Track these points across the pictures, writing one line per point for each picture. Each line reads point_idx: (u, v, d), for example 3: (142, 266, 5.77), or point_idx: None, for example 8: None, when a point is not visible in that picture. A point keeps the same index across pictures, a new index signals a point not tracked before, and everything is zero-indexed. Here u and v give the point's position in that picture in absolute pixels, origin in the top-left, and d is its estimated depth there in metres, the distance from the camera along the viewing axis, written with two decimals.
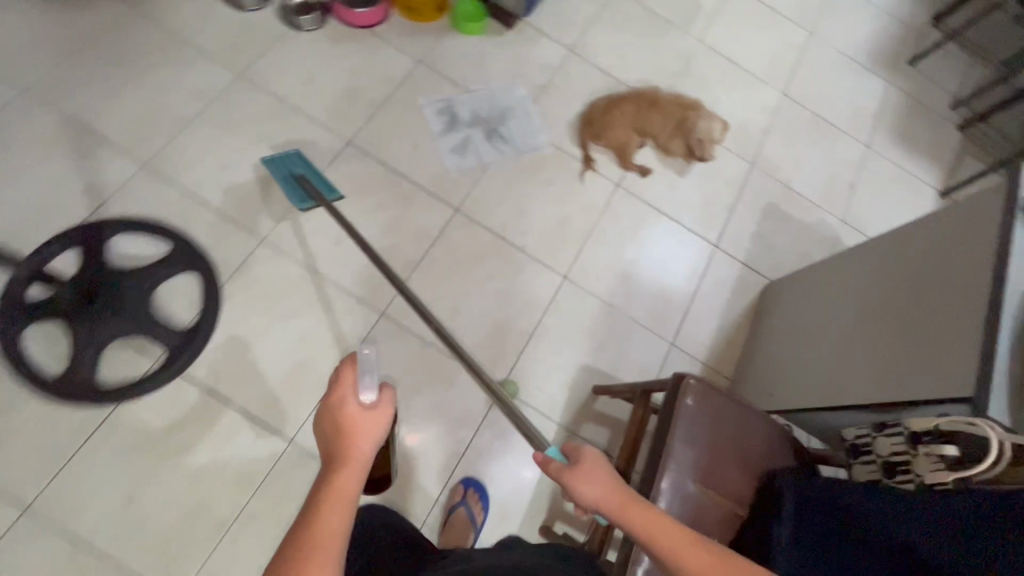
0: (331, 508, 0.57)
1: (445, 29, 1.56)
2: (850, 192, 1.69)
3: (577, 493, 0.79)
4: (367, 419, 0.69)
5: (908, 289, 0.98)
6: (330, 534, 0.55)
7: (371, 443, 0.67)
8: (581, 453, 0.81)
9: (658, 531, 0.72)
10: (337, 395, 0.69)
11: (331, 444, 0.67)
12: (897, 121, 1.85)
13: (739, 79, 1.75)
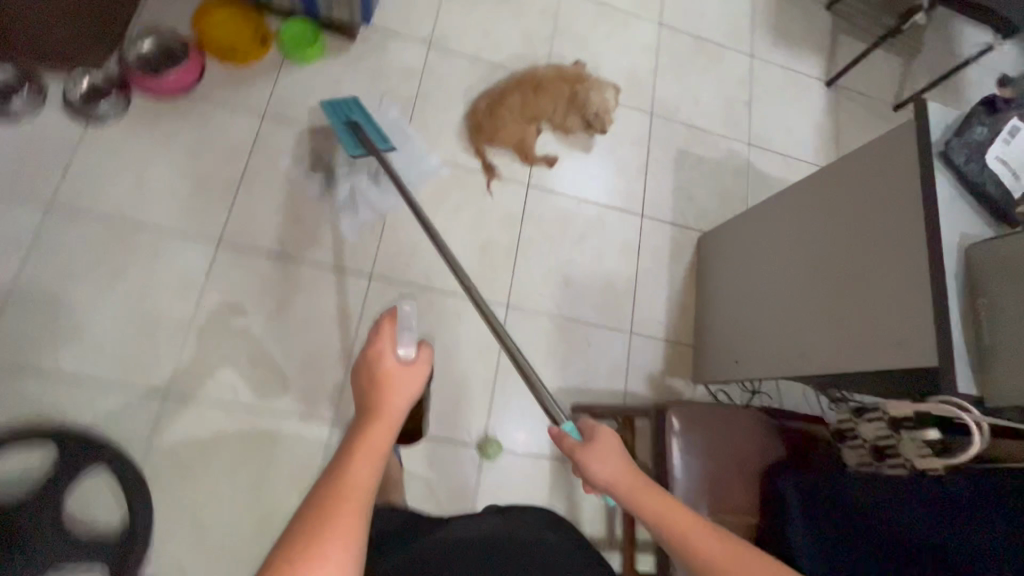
0: (362, 462, 0.52)
1: (277, 64, 1.31)
2: (748, 111, 1.68)
3: (589, 471, 0.78)
4: (403, 374, 0.62)
5: (845, 245, 0.98)
6: (358, 492, 0.50)
7: (409, 399, 0.61)
8: (599, 429, 0.79)
9: (670, 512, 0.70)
10: (377, 346, 0.63)
11: (368, 395, 0.61)
12: (771, 18, 1.81)
13: (612, 21, 1.63)
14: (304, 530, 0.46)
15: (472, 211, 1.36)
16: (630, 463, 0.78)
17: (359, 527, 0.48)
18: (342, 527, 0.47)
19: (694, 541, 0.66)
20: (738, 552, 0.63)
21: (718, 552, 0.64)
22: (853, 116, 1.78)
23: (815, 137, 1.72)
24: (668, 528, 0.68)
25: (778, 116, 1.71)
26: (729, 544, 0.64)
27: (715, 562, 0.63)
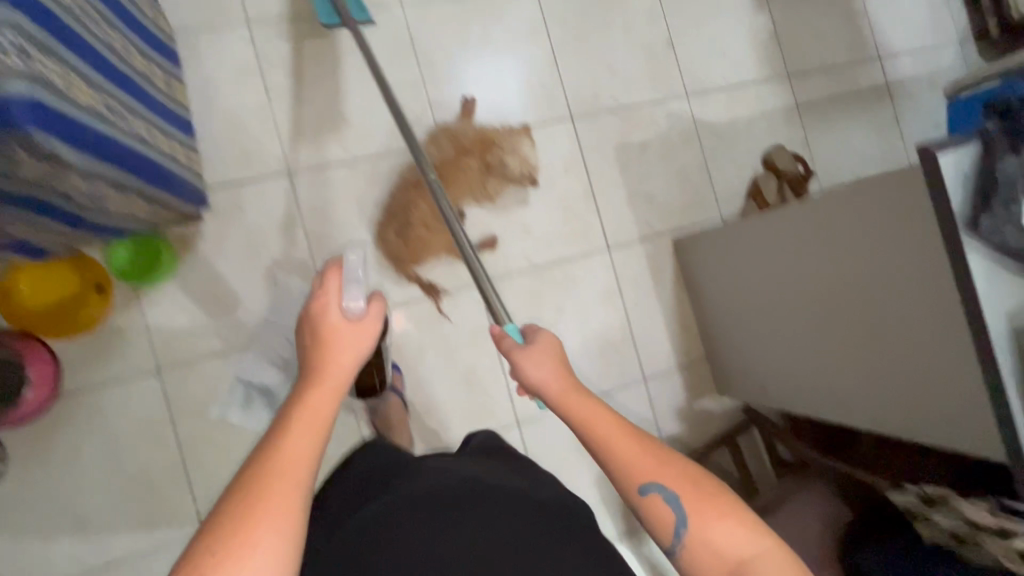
0: (303, 431, 0.53)
1: (133, 304, 1.05)
2: (672, 50, 1.39)
3: (523, 372, 0.74)
4: (347, 329, 0.63)
5: (854, 294, 0.88)
6: (298, 461, 0.51)
7: (359, 354, 0.63)
8: (540, 334, 0.75)
9: (596, 413, 0.67)
10: (322, 299, 0.64)
11: (314, 351, 0.62)
12: None
13: (478, 17, 1.27)
14: (237, 508, 0.47)
15: (436, 341, 1.19)
16: (564, 365, 0.75)
17: (296, 506, 0.49)
18: (279, 510, 0.48)
19: (621, 449, 0.64)
20: (664, 462, 0.63)
21: (639, 459, 0.63)
22: None
23: (754, 45, 1.45)
24: (584, 424, 0.67)
25: (706, 37, 1.42)
26: (657, 455, 0.63)
27: (639, 470, 0.63)
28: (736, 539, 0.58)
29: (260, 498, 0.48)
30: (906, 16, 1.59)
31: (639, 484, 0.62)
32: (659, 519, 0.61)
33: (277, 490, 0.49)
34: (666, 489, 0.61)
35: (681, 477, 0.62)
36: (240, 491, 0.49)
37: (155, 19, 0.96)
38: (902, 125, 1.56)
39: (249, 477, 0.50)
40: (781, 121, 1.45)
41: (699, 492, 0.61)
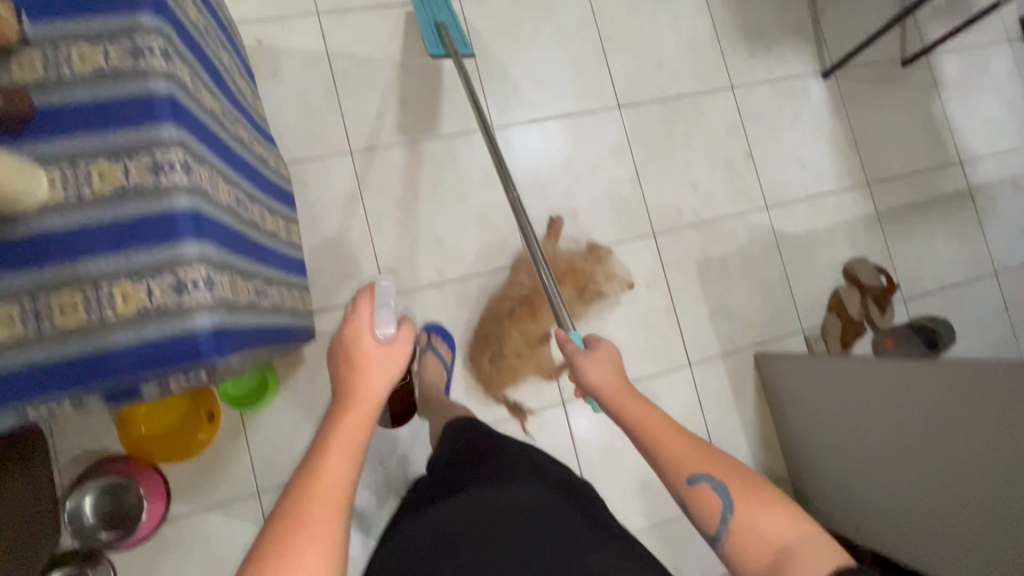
0: (339, 445, 0.55)
1: (237, 428, 1.09)
2: (752, 163, 1.39)
3: (582, 371, 0.79)
4: (381, 352, 0.64)
5: (972, 462, 0.84)
6: (334, 487, 0.52)
7: (393, 371, 0.64)
8: (599, 341, 0.80)
9: (642, 411, 0.70)
10: (353, 322, 0.66)
11: (349, 369, 0.64)
12: (738, 18, 1.43)
13: (564, 136, 1.31)
14: (280, 529, 0.49)
15: None
16: (617, 368, 0.78)
17: (337, 528, 0.50)
18: (320, 531, 0.49)
19: (665, 444, 0.66)
20: (708, 456, 0.64)
21: (682, 452, 0.65)
22: (863, 103, 1.49)
23: (833, 155, 1.46)
24: (628, 421, 0.71)
25: (785, 148, 1.43)
26: (699, 449, 0.64)
27: (686, 461, 0.64)
28: (786, 527, 0.57)
29: (298, 514, 0.50)
30: (987, 120, 1.57)
31: (687, 473, 0.63)
32: (707, 507, 0.61)
33: (318, 505, 0.50)
34: (712, 478, 0.62)
35: (718, 466, 0.63)
36: (284, 506, 0.51)
37: (280, 170, 1.02)
38: (984, 232, 1.52)
39: (292, 491, 0.52)
40: (862, 231, 1.44)
41: (744, 479, 0.62)
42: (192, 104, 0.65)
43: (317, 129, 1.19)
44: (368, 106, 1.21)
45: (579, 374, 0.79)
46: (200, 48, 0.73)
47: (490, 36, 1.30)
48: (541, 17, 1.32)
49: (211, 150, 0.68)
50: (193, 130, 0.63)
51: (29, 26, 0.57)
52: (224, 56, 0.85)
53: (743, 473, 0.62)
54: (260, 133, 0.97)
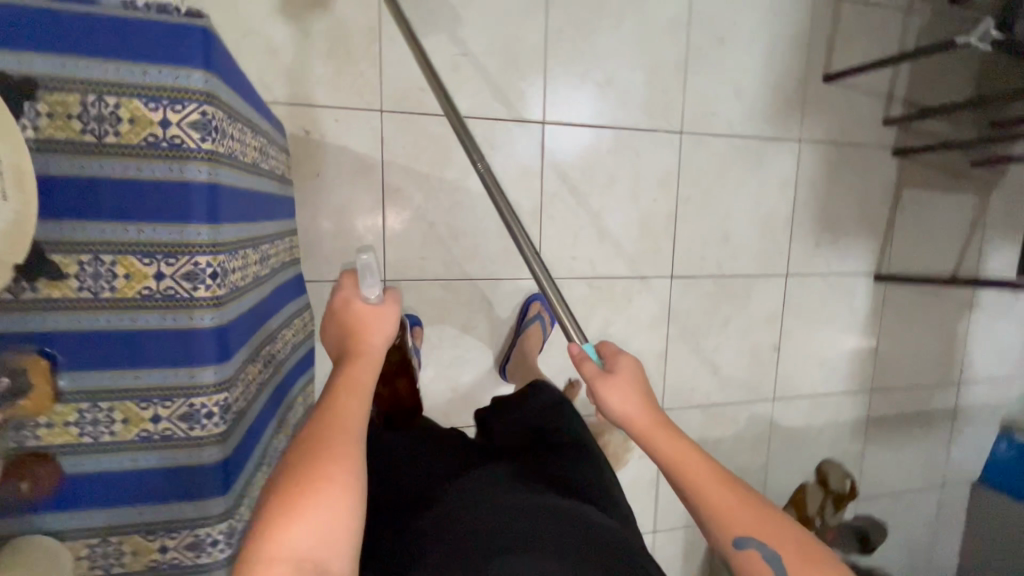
0: (346, 395, 0.58)
1: None
2: (777, 354, 1.39)
3: (602, 400, 0.70)
4: (372, 316, 0.67)
5: None
6: (350, 427, 0.56)
7: (385, 337, 0.67)
8: (625, 361, 0.72)
9: (679, 450, 0.64)
10: (342, 294, 0.69)
11: (340, 334, 0.67)
12: (819, 202, 1.35)
13: (611, 296, 1.23)
14: (306, 453, 0.52)
15: None
16: (643, 395, 0.70)
17: (355, 455, 0.53)
18: (343, 454, 0.52)
19: (717, 501, 0.61)
20: (754, 518, 0.60)
21: (729, 508, 0.61)
22: (899, 310, 1.49)
23: (852, 357, 1.47)
24: (667, 461, 0.64)
25: (812, 344, 1.42)
26: (749, 508, 0.61)
27: (734, 519, 0.60)
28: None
29: (316, 450, 0.52)
30: (998, 348, 1.61)
31: (732, 535, 0.60)
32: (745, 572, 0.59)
33: (336, 444, 0.53)
34: (763, 542, 0.59)
35: (757, 521, 0.60)
36: (300, 443, 0.53)
37: (306, 327, 0.93)
38: (948, 449, 1.63)
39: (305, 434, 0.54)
40: (847, 433, 1.50)
41: (801, 552, 0.58)
42: (243, 429, 0.58)
43: (353, 248, 1.07)
44: (414, 229, 1.09)
45: (601, 403, 0.70)
46: (256, 308, 0.63)
47: (565, 171, 1.16)
48: (624, 161, 1.19)
49: (254, 454, 0.62)
50: (240, 468, 0.57)
51: (60, 379, 0.48)
52: (271, 257, 0.73)
53: (782, 526, 0.60)
54: (293, 297, 0.87)
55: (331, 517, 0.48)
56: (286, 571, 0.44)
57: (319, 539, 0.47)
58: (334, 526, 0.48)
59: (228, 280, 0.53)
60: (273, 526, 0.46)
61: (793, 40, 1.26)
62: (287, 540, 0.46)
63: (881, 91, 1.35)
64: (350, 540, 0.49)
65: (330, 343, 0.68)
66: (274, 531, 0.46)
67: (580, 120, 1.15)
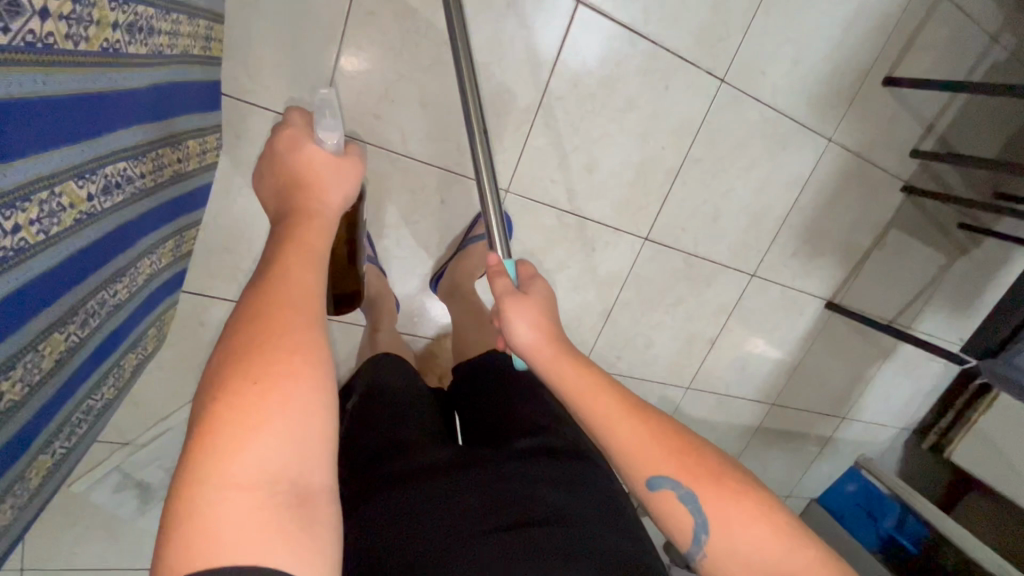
0: (299, 261, 0.49)
1: None
2: (709, 347, 1.34)
3: (509, 324, 0.64)
4: (327, 169, 0.61)
5: None
6: (300, 296, 0.46)
7: (342, 197, 0.62)
8: (537, 288, 0.66)
9: (584, 379, 0.59)
10: (290, 133, 0.64)
11: (295, 203, 0.58)
12: (816, 210, 1.25)
13: (576, 238, 1.08)
14: (252, 331, 0.42)
15: None
16: (553, 324, 0.64)
17: (315, 333, 0.44)
18: (300, 334, 0.43)
19: (630, 440, 0.54)
20: (671, 452, 0.53)
21: (641, 446, 0.54)
22: (831, 340, 1.49)
23: (771, 370, 1.47)
24: (575, 394, 0.58)
25: (743, 348, 1.39)
26: (663, 444, 0.54)
27: (645, 459, 0.53)
28: (762, 549, 0.49)
29: (269, 341, 0.41)
30: (888, 397, 1.71)
31: (646, 477, 0.53)
32: (670, 518, 0.53)
33: (293, 326, 0.43)
34: (681, 484, 0.52)
35: (676, 458, 0.53)
36: (240, 318, 0.43)
37: (202, 159, 0.67)
38: (808, 469, 1.75)
39: (245, 320, 0.43)
40: (736, 435, 1.54)
41: (721, 487, 0.52)
42: (19, 274, 0.36)
43: (288, 72, 0.80)
44: (376, 76, 0.84)
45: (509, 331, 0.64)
46: (95, 97, 0.39)
47: (581, 75, 0.94)
48: (650, 91, 0.99)
49: (45, 310, 0.41)
50: (3, 330, 0.36)
51: None
52: (157, 34, 0.47)
53: (708, 457, 0.54)
54: (190, 108, 0.61)
55: (302, 428, 0.39)
56: (251, 496, 0.35)
57: (290, 453, 0.38)
58: (303, 432, 0.40)
59: (19, 22, 0.29)
60: (227, 443, 0.36)
61: (877, 22, 1.08)
62: (248, 454, 0.36)
63: (924, 118, 1.22)
64: (326, 445, 0.41)
65: (272, 187, 0.63)
66: (227, 449, 0.36)
67: (622, 19, 0.92)
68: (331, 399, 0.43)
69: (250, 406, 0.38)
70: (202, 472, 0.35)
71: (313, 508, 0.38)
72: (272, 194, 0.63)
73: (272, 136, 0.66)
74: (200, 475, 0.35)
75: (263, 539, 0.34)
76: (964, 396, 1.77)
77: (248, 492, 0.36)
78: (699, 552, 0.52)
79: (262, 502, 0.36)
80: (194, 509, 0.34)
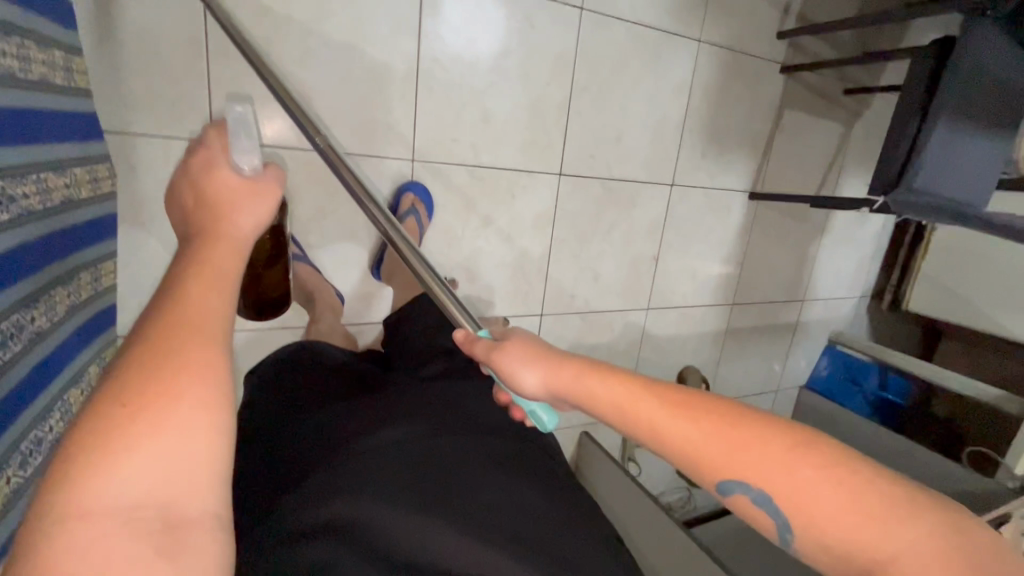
0: (202, 288, 0.43)
1: None
2: (655, 264, 1.40)
3: (508, 377, 0.59)
4: (241, 191, 0.53)
5: None
6: (205, 319, 0.41)
7: (255, 222, 0.52)
8: (515, 336, 0.61)
9: (625, 396, 0.53)
10: (205, 154, 0.57)
11: (199, 225, 0.51)
12: (710, 109, 1.32)
13: (493, 191, 1.12)
14: (145, 350, 0.38)
15: None
16: (549, 351, 0.60)
17: (217, 357, 0.39)
18: (197, 358, 0.38)
19: (699, 451, 0.48)
20: (734, 448, 0.47)
21: (699, 447, 0.48)
22: (766, 229, 1.57)
23: (720, 272, 1.54)
24: (621, 409, 0.53)
25: (687, 256, 1.45)
26: (727, 442, 0.47)
27: (709, 463, 0.47)
28: (871, 532, 0.41)
29: (157, 361, 0.37)
30: (836, 271, 1.80)
31: (714, 482, 0.48)
32: (754, 520, 0.47)
33: (185, 348, 0.38)
34: (750, 485, 0.46)
35: (743, 454, 0.46)
36: (135, 337, 0.39)
37: (97, 188, 0.69)
38: (787, 359, 1.83)
39: (137, 345, 0.38)
40: (708, 343, 1.60)
41: (799, 482, 0.44)
42: None
43: (163, 96, 0.82)
44: (251, 79, 0.86)
45: (511, 380, 0.59)
46: None
47: (448, 34, 0.98)
48: (518, 33, 1.04)
49: None
50: None
51: None
52: (4, 55, 0.49)
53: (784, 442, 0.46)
54: (70, 136, 0.63)
55: (181, 456, 0.35)
56: (108, 527, 0.31)
57: (158, 476, 0.34)
58: (186, 461, 0.35)
59: None
60: (87, 463, 0.32)
61: None
62: (114, 477, 0.32)
63: (779, 0, 1.31)
64: (214, 477, 0.36)
65: (178, 211, 0.55)
66: (86, 470, 0.32)
67: None
68: (228, 419, 0.38)
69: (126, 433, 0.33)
70: (58, 497, 0.31)
71: (187, 541, 0.34)
72: (177, 204, 0.56)
73: (185, 159, 0.59)
74: (58, 500, 0.31)
75: (118, 569, 0.31)
76: (903, 249, 1.87)
77: (105, 517, 0.31)
78: (794, 546, 0.45)
79: (116, 532, 0.31)
80: (39, 539, 0.30)
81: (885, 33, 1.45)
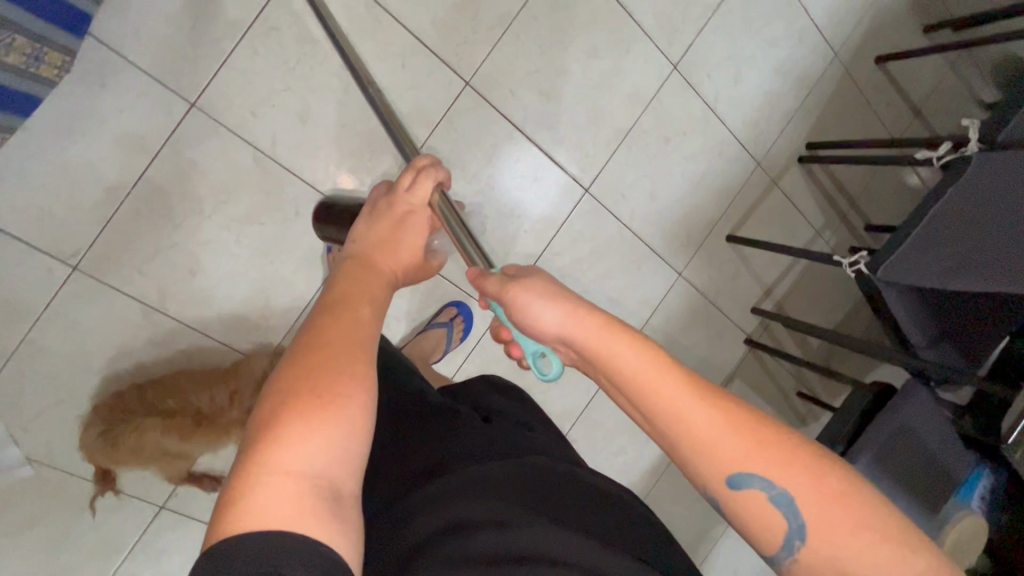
0: (366, 311, 0.54)
1: None
2: None
3: (532, 317, 0.53)
4: (406, 245, 0.65)
5: None
6: (359, 334, 0.51)
7: (411, 259, 0.66)
8: (540, 275, 0.55)
9: (651, 365, 0.51)
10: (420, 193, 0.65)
11: (362, 249, 0.63)
12: (667, 337, 1.32)
13: (426, 292, 1.09)
14: (316, 359, 0.47)
15: (48, 529, 0.93)
16: (567, 292, 0.54)
17: (368, 368, 0.49)
18: (354, 365, 0.48)
19: (722, 452, 0.49)
20: (767, 449, 0.49)
21: (728, 445, 0.49)
22: (678, 485, 1.44)
23: None
24: (637, 382, 0.51)
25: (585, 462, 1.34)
26: (767, 442, 0.49)
27: (733, 462, 0.49)
28: (861, 550, 0.46)
29: (325, 373, 0.46)
30: None
31: (726, 473, 0.49)
32: (767, 526, 0.49)
33: (345, 360, 0.48)
34: (771, 483, 0.48)
35: (778, 464, 0.48)
36: (293, 360, 0.47)
37: (31, 66, 0.69)
38: None
39: (299, 357, 0.47)
40: None
41: (823, 500, 0.47)
42: None
43: (178, 48, 0.86)
44: (262, 78, 0.90)
45: (527, 319, 0.54)
46: None
47: (458, 144, 1.05)
48: (521, 178, 1.10)
49: None
50: None
51: None
52: None
53: (792, 447, 0.49)
54: (35, 12, 0.65)
55: (341, 445, 0.43)
56: (290, 487, 0.40)
57: (325, 454, 0.42)
58: (345, 441, 0.44)
59: None
60: (288, 438, 0.41)
61: (722, 186, 1.28)
62: (299, 449, 0.41)
63: (764, 281, 1.39)
64: (356, 464, 0.45)
65: (370, 225, 0.65)
66: (285, 441, 0.41)
67: (503, 109, 1.06)
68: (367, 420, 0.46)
69: (315, 419, 0.43)
70: (260, 455, 0.41)
71: (341, 505, 0.42)
72: (363, 221, 0.66)
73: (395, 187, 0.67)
74: (258, 463, 0.40)
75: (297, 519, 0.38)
76: None
77: (293, 479, 0.40)
78: (794, 554, 0.49)
79: (302, 493, 0.40)
80: (247, 492, 0.39)
81: (851, 359, 1.49)
